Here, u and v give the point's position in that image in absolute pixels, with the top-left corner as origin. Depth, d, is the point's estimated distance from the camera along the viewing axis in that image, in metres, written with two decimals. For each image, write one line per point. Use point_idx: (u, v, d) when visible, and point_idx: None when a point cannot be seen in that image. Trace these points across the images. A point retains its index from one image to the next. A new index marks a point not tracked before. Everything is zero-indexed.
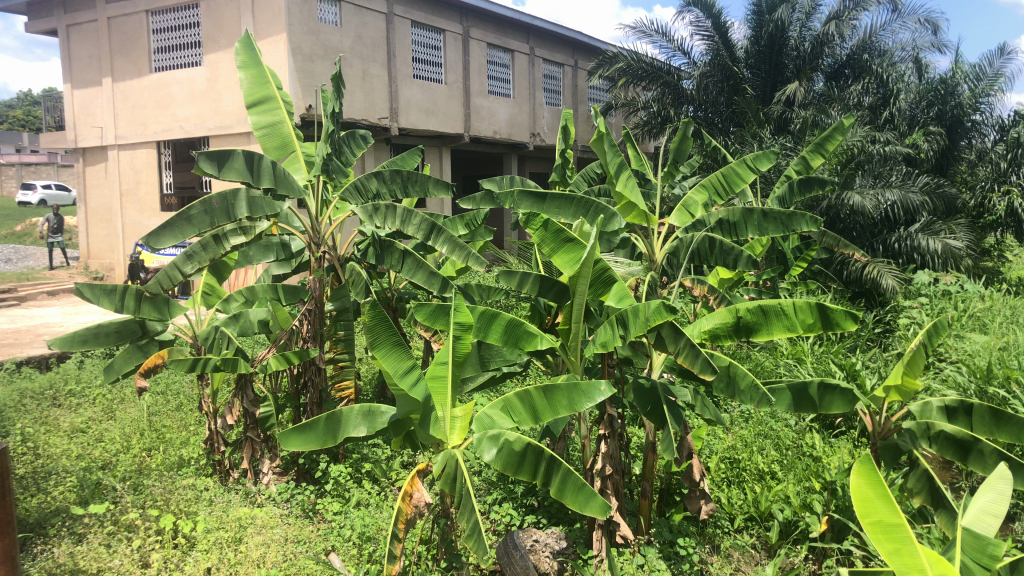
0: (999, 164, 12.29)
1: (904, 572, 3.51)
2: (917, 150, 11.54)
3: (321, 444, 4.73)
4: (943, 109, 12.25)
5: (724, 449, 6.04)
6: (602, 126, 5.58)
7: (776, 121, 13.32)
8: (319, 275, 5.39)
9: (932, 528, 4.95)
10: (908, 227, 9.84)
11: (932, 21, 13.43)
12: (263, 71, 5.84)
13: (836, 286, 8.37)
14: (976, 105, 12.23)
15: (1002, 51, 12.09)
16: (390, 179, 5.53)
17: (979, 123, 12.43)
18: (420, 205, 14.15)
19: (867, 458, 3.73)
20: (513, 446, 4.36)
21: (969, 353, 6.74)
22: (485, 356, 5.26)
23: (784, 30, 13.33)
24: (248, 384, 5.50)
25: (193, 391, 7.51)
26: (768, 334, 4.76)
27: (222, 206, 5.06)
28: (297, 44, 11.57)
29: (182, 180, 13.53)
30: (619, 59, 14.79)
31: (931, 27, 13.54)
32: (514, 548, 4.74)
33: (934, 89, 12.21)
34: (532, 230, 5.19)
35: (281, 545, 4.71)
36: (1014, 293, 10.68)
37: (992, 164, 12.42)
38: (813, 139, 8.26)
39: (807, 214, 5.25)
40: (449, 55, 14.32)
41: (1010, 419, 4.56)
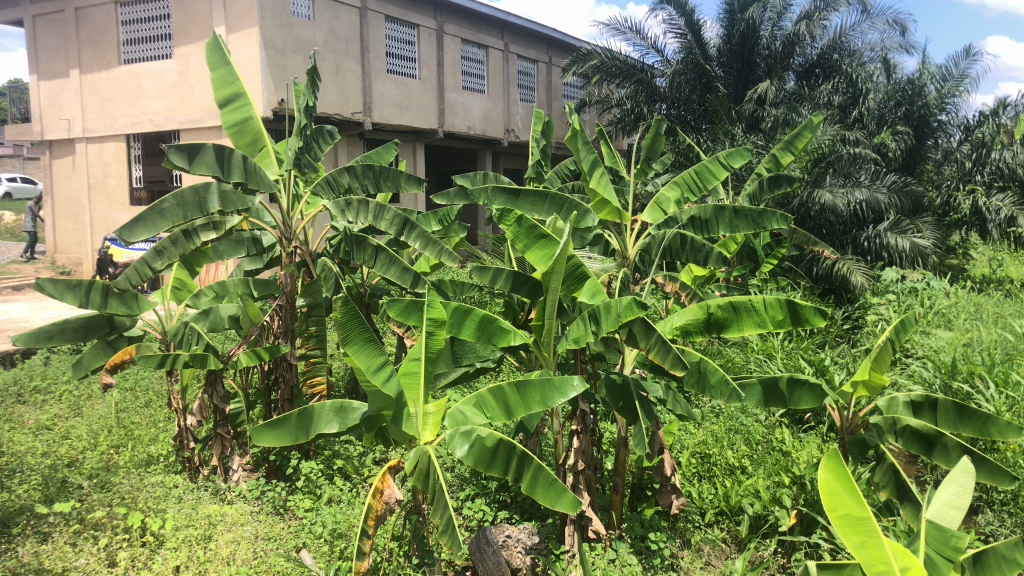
0: (965, 164, 12.57)
1: (870, 564, 3.56)
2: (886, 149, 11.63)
3: (293, 440, 4.69)
4: (910, 109, 12.32)
5: (695, 445, 6.10)
6: (576, 122, 5.56)
7: (748, 120, 13.45)
8: (290, 270, 5.35)
9: (897, 521, 5.01)
10: (877, 225, 9.98)
11: (900, 22, 13.61)
12: (231, 69, 5.76)
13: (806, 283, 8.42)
14: (943, 105, 12.43)
15: (968, 53, 12.31)
16: (362, 174, 5.51)
17: (946, 123, 12.63)
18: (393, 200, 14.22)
19: (833, 452, 3.78)
20: (485, 442, 4.35)
21: (934, 349, 6.85)
22: (457, 352, 5.25)
23: (756, 29, 13.45)
24: (218, 381, 5.40)
25: (162, 387, 7.41)
26: (739, 330, 4.80)
27: (194, 199, 5.03)
28: (269, 37, 11.46)
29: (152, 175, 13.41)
30: (593, 56, 14.80)
31: (899, 29, 13.75)
32: (486, 544, 4.78)
33: (901, 89, 12.31)
34: (505, 226, 5.19)
35: (251, 542, 4.67)
36: (980, 290, 10.89)
37: (958, 163, 12.69)
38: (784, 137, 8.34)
39: (777, 212, 5.29)
40: (424, 50, 14.28)
41: (973, 412, 4.65)
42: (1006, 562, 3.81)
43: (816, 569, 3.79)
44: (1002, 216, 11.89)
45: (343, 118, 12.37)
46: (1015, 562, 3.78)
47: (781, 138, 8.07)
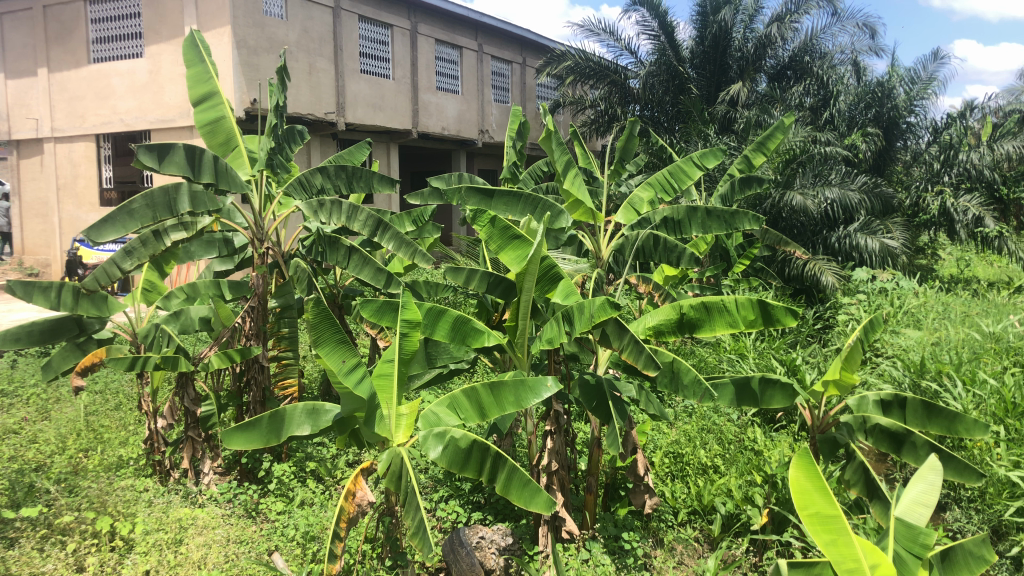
0: (933, 165, 12.74)
1: (840, 562, 3.58)
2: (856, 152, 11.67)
3: (264, 443, 4.65)
4: (880, 111, 12.49)
5: (668, 444, 6.13)
6: (550, 123, 5.55)
7: (721, 121, 13.54)
8: (263, 271, 5.30)
9: (867, 518, 5.07)
10: (847, 226, 10.08)
11: (870, 25, 13.82)
12: (207, 67, 5.70)
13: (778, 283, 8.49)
14: (911, 108, 12.58)
15: (935, 56, 12.46)
16: (335, 175, 5.48)
17: (914, 125, 12.82)
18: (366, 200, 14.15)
19: (804, 452, 3.80)
20: (459, 443, 4.34)
21: (903, 348, 6.94)
22: (432, 354, 5.24)
23: (728, 31, 13.58)
24: (190, 383, 5.35)
25: (132, 390, 7.34)
26: (710, 330, 4.82)
27: (164, 200, 4.96)
28: (241, 36, 11.38)
29: (122, 175, 13.29)
30: (567, 58, 14.83)
31: (869, 32, 13.90)
32: (460, 545, 4.78)
33: (871, 92, 12.46)
34: (479, 227, 5.18)
35: (223, 546, 4.63)
36: (949, 290, 11.05)
37: (926, 165, 12.86)
38: (754, 140, 8.42)
39: (749, 212, 5.35)
40: (397, 51, 14.24)
41: (941, 411, 4.72)
42: (973, 559, 3.88)
43: (787, 568, 3.79)
44: (969, 216, 11.99)
45: (315, 118, 12.33)
46: (982, 558, 3.86)
47: (752, 139, 8.13)
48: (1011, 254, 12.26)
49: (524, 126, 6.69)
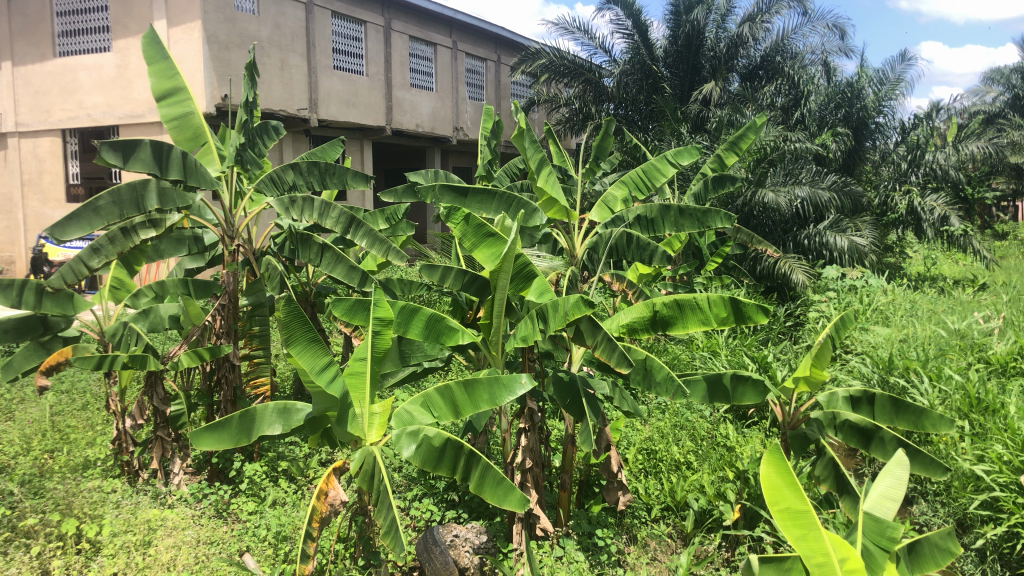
0: (900, 165, 12.98)
1: (810, 556, 3.63)
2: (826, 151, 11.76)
3: (234, 443, 4.57)
4: (850, 111, 12.61)
5: (641, 441, 6.16)
6: (523, 122, 5.56)
7: (693, 121, 13.66)
8: (233, 269, 5.25)
9: (837, 513, 5.14)
10: (817, 224, 10.23)
11: (839, 27, 14.03)
12: (171, 63, 5.64)
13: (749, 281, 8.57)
14: (880, 108, 12.63)
15: (903, 57, 12.66)
16: (307, 171, 5.44)
17: (883, 125, 12.90)
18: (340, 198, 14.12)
19: (774, 448, 3.75)
20: (432, 442, 4.29)
21: (872, 345, 7.07)
22: (405, 352, 5.20)
23: (700, 31, 13.78)
24: (158, 382, 5.32)
25: (100, 390, 7.22)
26: (683, 328, 4.85)
27: (131, 196, 4.87)
28: (212, 32, 11.27)
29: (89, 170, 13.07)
30: (541, 55, 14.88)
31: (838, 33, 14.14)
32: (433, 544, 4.76)
33: (841, 92, 12.59)
34: (453, 224, 5.14)
35: (192, 547, 4.56)
36: (916, 287, 11.24)
37: (894, 165, 13.05)
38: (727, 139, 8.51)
39: (721, 210, 5.39)
40: (371, 47, 14.15)
41: (909, 406, 4.78)
42: (939, 551, 3.95)
43: (757, 565, 3.74)
44: (935, 215, 12.28)
45: (288, 115, 12.24)
46: (947, 550, 3.93)
47: (725, 138, 8.24)
48: (975, 252, 12.52)
49: (498, 124, 6.68)
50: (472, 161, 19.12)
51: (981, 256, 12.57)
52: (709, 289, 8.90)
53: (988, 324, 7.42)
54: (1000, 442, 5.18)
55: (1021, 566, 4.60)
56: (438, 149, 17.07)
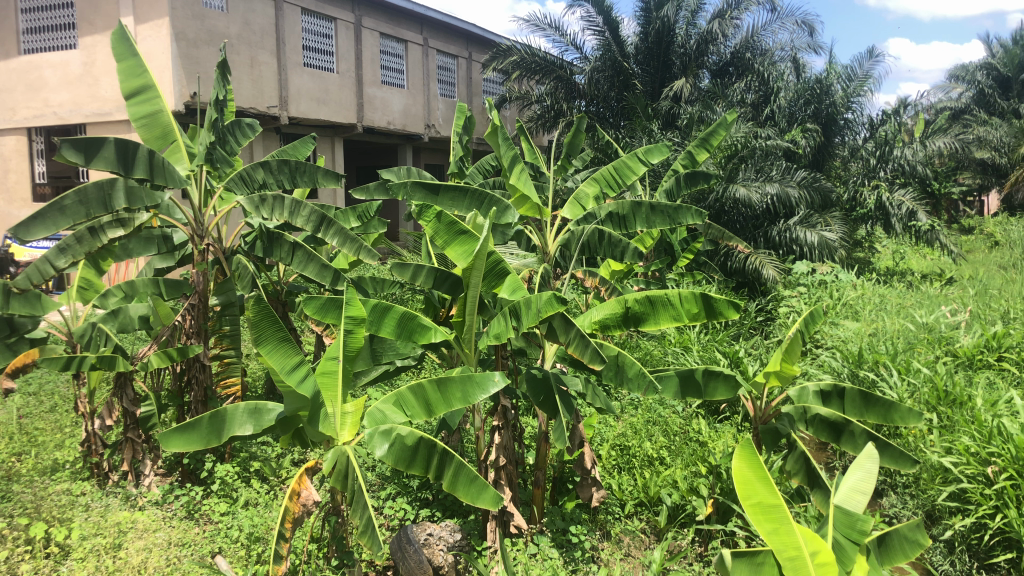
0: (869, 161, 13.10)
1: (782, 550, 3.63)
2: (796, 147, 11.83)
3: (204, 444, 4.48)
4: (818, 107, 12.66)
5: (614, 437, 6.19)
6: (496, 118, 5.52)
7: (664, 117, 13.74)
8: (203, 268, 5.22)
9: (808, 506, 5.18)
10: (788, 220, 10.32)
11: (808, 23, 14.13)
12: (140, 60, 5.55)
13: (721, 277, 8.63)
14: (849, 105, 12.75)
15: (871, 54, 12.76)
16: (277, 169, 5.38)
17: (852, 121, 13.00)
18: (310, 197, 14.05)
19: (746, 442, 3.84)
20: (405, 441, 4.25)
21: (842, 339, 7.17)
22: (378, 350, 5.17)
23: (670, 28, 13.80)
24: (128, 383, 5.24)
25: (68, 391, 7.15)
26: (655, 324, 4.86)
27: (98, 195, 4.80)
28: (180, 29, 11.15)
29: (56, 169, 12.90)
30: (512, 52, 14.86)
31: (807, 30, 14.23)
32: (407, 543, 4.72)
33: (810, 88, 12.60)
34: (425, 222, 5.09)
35: (163, 549, 4.50)
36: (885, 282, 11.40)
37: (863, 161, 13.14)
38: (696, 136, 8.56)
39: (692, 207, 5.43)
40: (341, 44, 14.09)
41: (878, 400, 4.83)
42: (908, 543, 3.99)
43: (729, 560, 3.67)
44: (903, 210, 12.48)
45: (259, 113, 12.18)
46: (915, 543, 3.97)
47: (695, 135, 8.31)
48: (943, 246, 12.73)
49: (470, 121, 6.66)
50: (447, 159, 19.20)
51: (948, 251, 12.80)
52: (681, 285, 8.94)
53: (956, 317, 7.51)
54: (968, 434, 5.24)
55: (988, 556, 4.64)
56: (410, 147, 17.02)
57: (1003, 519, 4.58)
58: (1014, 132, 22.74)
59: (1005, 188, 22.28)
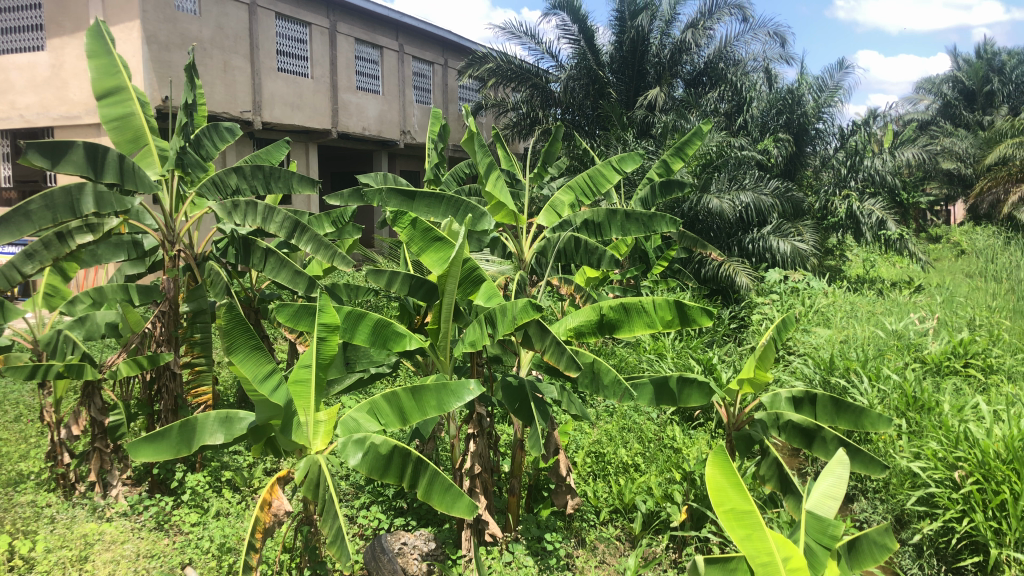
0: (839, 170, 13.34)
1: (755, 556, 3.61)
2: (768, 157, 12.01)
3: (174, 453, 4.37)
4: (790, 117, 12.80)
5: (590, 444, 6.22)
6: (473, 125, 5.50)
7: (639, 125, 13.90)
8: (173, 274, 5.16)
9: (781, 511, 5.25)
10: (761, 228, 10.47)
11: (779, 34, 14.35)
12: (114, 60, 5.51)
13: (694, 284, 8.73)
14: (820, 114, 13.01)
15: (841, 65, 12.99)
16: (251, 175, 5.34)
17: (823, 131, 13.30)
18: (285, 201, 14.01)
19: (721, 449, 3.82)
20: (379, 450, 4.17)
21: (814, 346, 7.31)
22: (351, 358, 5.14)
23: (645, 37, 13.97)
24: (96, 392, 5.17)
25: (33, 401, 7.00)
26: (630, 331, 4.89)
27: (65, 200, 4.71)
28: (151, 32, 11.02)
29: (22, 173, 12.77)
30: (488, 59, 14.80)
31: (779, 40, 14.44)
32: (382, 552, 4.64)
33: (782, 99, 12.71)
34: (400, 229, 5.08)
35: (131, 561, 4.41)
36: (854, 290, 11.61)
37: (833, 169, 13.39)
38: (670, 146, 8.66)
39: (666, 215, 5.51)
40: (316, 49, 14.00)
41: (849, 406, 4.89)
42: (877, 547, 4.05)
43: (703, 566, 3.73)
44: (873, 219, 12.72)
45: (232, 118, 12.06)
46: (885, 546, 4.03)
47: (670, 144, 8.44)
48: (911, 254, 13.01)
49: (445, 128, 6.66)
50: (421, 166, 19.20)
51: (915, 258, 13.08)
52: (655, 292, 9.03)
53: (924, 324, 7.65)
54: (936, 440, 5.34)
55: (956, 560, 4.73)
56: (384, 153, 16.93)
57: (970, 523, 4.66)
58: (977, 144, 23.38)
59: (969, 198, 22.85)
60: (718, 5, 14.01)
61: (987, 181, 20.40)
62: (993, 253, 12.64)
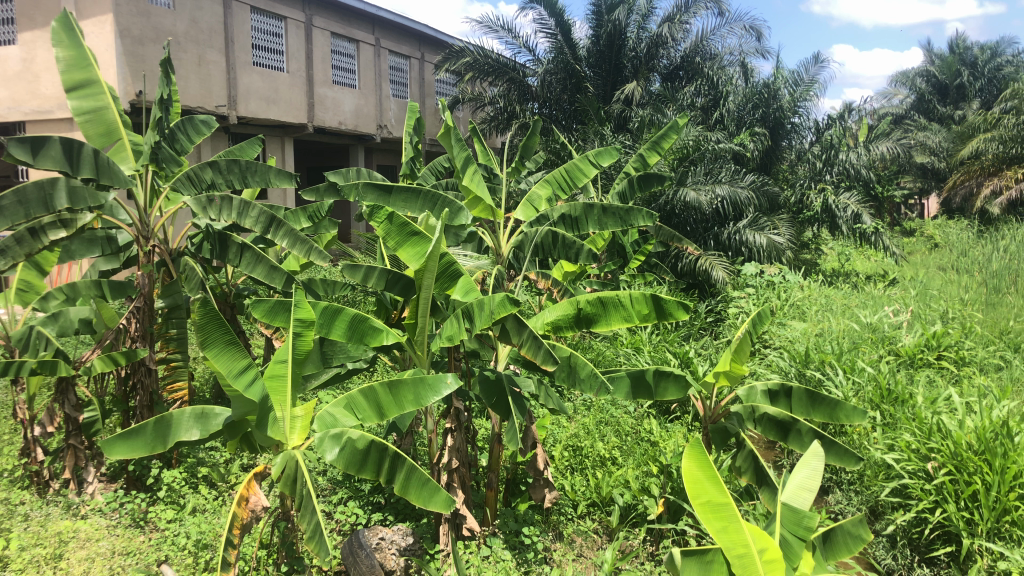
0: (816, 164, 13.45)
1: (731, 548, 3.61)
2: (745, 150, 12.10)
3: (149, 450, 4.30)
4: (767, 111, 12.84)
5: (567, 438, 6.26)
6: (449, 120, 5.46)
7: (616, 120, 13.99)
8: (148, 270, 5.12)
9: (756, 504, 5.30)
10: (737, 222, 10.54)
11: (755, 28, 14.42)
12: (87, 51, 5.44)
13: (670, 278, 8.80)
14: (796, 109, 12.99)
15: (816, 59, 13.07)
16: (227, 170, 5.30)
17: (799, 125, 13.25)
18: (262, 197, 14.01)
19: (697, 442, 3.81)
20: (356, 445, 4.16)
21: (789, 340, 7.39)
22: (328, 353, 5.10)
23: (622, 31, 14.00)
24: (70, 388, 5.14)
25: (6, 398, 6.96)
26: (607, 325, 4.87)
27: (37, 195, 4.65)
28: (125, 26, 10.91)
29: None
30: (466, 53, 14.75)
31: (755, 34, 14.53)
32: (360, 547, 4.59)
33: (758, 92, 12.78)
34: (376, 223, 5.02)
35: (106, 559, 4.38)
36: (830, 283, 11.73)
37: (810, 164, 13.48)
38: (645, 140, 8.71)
39: (643, 209, 5.51)
40: (291, 43, 13.94)
41: (823, 399, 4.92)
42: (852, 538, 4.08)
43: (679, 559, 3.67)
44: (849, 213, 12.86)
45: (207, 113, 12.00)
46: (858, 537, 4.06)
47: (647, 139, 8.48)
48: (886, 248, 13.19)
49: (420, 122, 6.65)
50: (397, 160, 19.03)
51: (890, 252, 13.26)
52: (633, 286, 9.19)
53: (897, 317, 7.73)
54: (909, 432, 5.38)
55: (929, 549, 4.77)
56: (362, 147, 16.84)
57: (942, 513, 4.70)
58: (952, 138, 23.68)
59: (944, 191, 23.13)
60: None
61: (962, 175, 20.65)
62: (967, 247, 12.80)
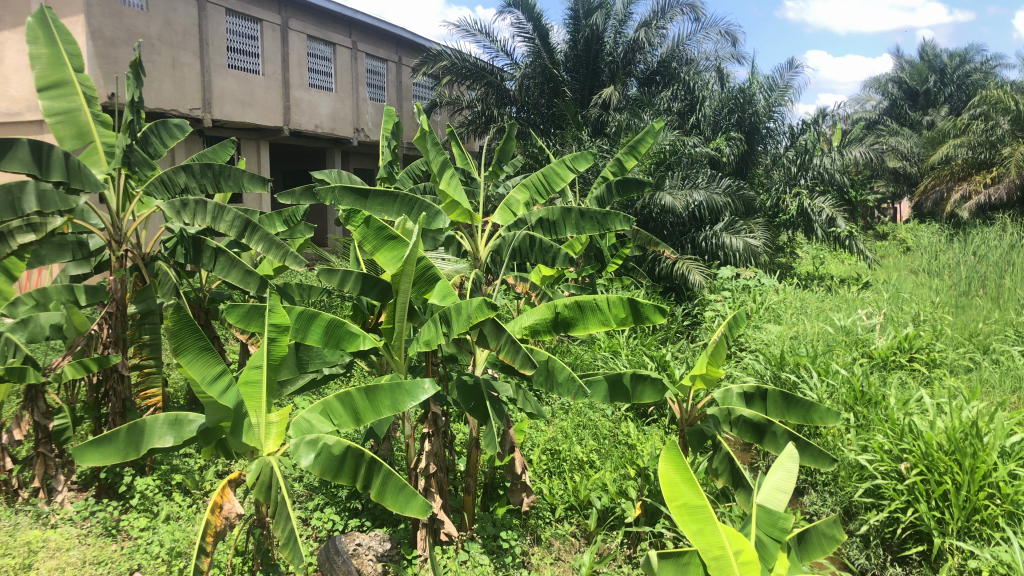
0: (790, 168, 13.63)
1: (707, 550, 3.60)
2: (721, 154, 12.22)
3: (122, 457, 4.23)
4: (742, 116, 13.00)
5: (545, 441, 6.29)
6: (425, 123, 5.43)
7: (594, 124, 14.04)
8: (120, 275, 5.02)
9: (732, 506, 5.33)
10: (714, 226, 10.61)
11: (731, 33, 14.55)
12: (62, 51, 5.36)
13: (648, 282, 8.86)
14: (771, 114, 13.17)
15: (790, 65, 13.19)
16: (200, 173, 5.23)
17: (774, 130, 13.42)
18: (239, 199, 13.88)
19: (672, 445, 3.84)
20: (332, 450, 4.10)
21: (765, 342, 7.48)
22: (304, 358, 5.05)
23: (599, 36, 14.05)
24: (40, 396, 5.03)
25: None
26: (584, 328, 4.86)
27: (5, 199, 4.57)
28: (96, 27, 10.76)
29: None
30: (443, 56, 14.69)
31: (730, 40, 14.66)
32: (336, 553, 4.53)
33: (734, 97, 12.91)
34: (353, 228, 4.99)
35: (77, 568, 4.32)
36: (804, 286, 11.90)
37: (784, 168, 13.67)
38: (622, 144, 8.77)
39: (619, 213, 5.58)
40: (267, 46, 13.83)
41: (798, 401, 4.94)
42: (825, 538, 4.12)
43: (655, 560, 3.59)
44: (824, 216, 13.04)
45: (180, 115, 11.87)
46: (832, 537, 4.10)
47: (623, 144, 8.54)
48: (859, 251, 13.37)
49: (398, 126, 6.63)
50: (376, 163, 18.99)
51: (863, 255, 13.45)
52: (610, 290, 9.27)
53: (871, 320, 7.82)
54: (882, 433, 5.46)
55: (901, 549, 4.85)
56: (339, 150, 16.85)
57: (914, 513, 4.77)
58: (923, 142, 24.05)
59: (916, 194, 23.48)
60: (669, 4, 14.22)
61: (934, 179, 20.97)
62: (939, 250, 12.99)
